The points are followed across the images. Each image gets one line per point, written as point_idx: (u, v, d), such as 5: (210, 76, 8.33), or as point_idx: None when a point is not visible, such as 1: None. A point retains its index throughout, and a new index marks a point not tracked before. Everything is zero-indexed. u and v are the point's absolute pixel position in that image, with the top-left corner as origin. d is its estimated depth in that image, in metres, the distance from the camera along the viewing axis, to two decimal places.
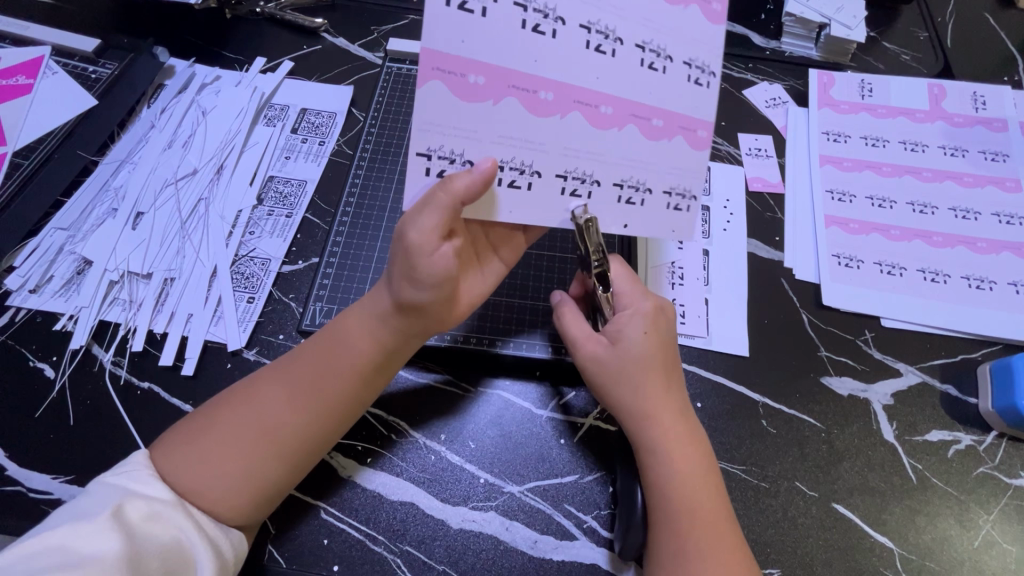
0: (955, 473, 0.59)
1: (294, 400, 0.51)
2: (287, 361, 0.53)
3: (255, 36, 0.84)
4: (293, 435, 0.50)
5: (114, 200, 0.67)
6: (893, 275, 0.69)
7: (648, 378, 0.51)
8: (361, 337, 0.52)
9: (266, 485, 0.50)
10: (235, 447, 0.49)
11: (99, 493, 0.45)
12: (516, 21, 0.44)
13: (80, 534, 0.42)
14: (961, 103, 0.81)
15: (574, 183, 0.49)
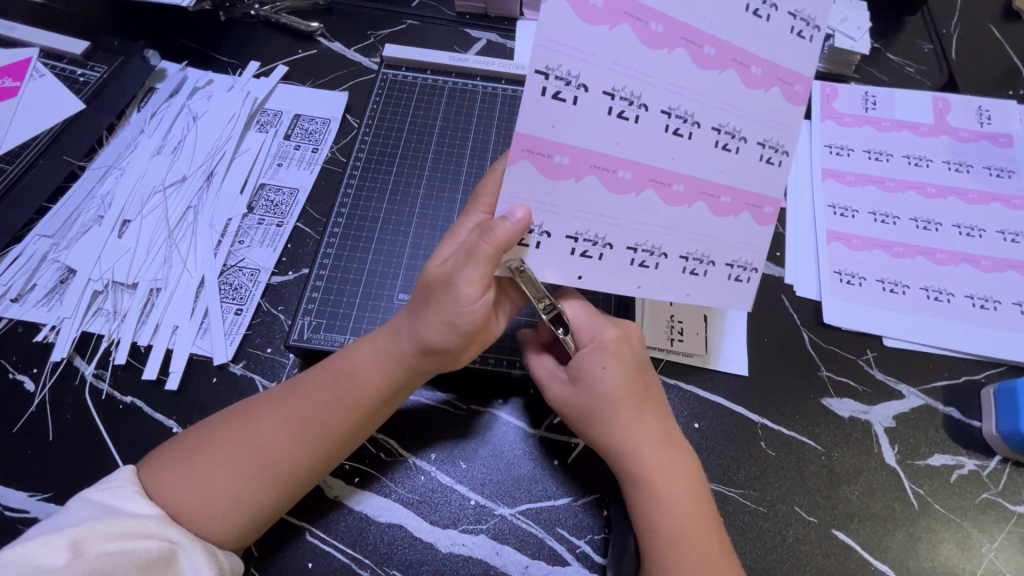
0: (957, 499, 0.58)
1: (295, 423, 0.49)
2: (291, 386, 0.52)
3: (250, 39, 0.82)
4: (291, 460, 0.49)
5: (101, 207, 0.66)
6: (895, 294, 0.68)
7: (618, 412, 0.50)
8: (371, 371, 0.51)
9: (258, 510, 0.48)
10: (227, 471, 0.47)
11: (73, 510, 0.44)
12: (602, 108, 0.42)
13: (51, 549, 0.41)
14: (966, 118, 0.80)
15: (648, 258, 0.47)
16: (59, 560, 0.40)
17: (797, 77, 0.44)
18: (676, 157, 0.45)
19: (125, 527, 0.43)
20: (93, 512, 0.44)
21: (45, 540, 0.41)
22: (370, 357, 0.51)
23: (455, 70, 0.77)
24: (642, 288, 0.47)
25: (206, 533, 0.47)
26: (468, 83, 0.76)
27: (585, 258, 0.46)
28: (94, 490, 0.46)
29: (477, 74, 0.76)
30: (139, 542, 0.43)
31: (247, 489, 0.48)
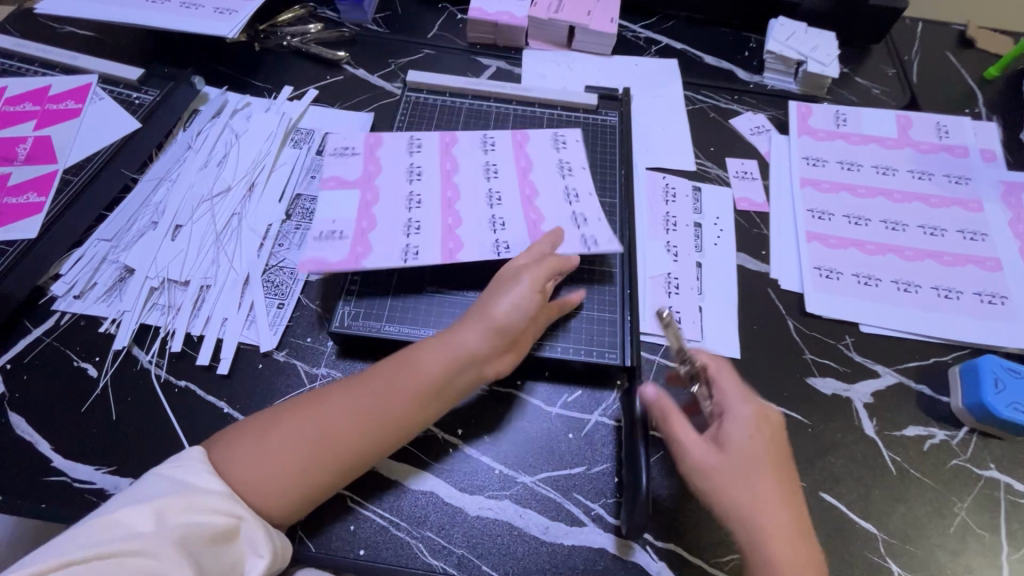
0: (930, 465, 0.64)
1: (360, 411, 0.56)
2: (360, 379, 0.58)
3: (283, 67, 0.91)
4: (350, 445, 0.54)
5: (155, 214, 0.73)
6: (869, 286, 0.76)
7: (744, 456, 0.54)
8: (434, 364, 0.58)
9: (315, 488, 0.53)
10: (295, 451, 0.53)
11: (154, 484, 0.48)
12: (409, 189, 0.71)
13: (137, 517, 0.44)
14: (927, 132, 0.90)
15: (589, 240, 0.67)
16: (146, 527, 0.44)
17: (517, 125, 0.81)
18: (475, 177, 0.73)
19: (202, 502, 0.47)
20: (173, 486, 0.48)
21: (131, 509, 0.45)
22: (427, 353, 0.59)
23: (471, 93, 0.85)
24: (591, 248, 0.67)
25: (267, 510, 0.51)
26: (483, 104, 0.85)
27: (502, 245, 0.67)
28: (171, 465, 0.50)
29: (491, 96, 0.85)
30: (213, 516, 0.47)
31: (309, 469, 0.53)
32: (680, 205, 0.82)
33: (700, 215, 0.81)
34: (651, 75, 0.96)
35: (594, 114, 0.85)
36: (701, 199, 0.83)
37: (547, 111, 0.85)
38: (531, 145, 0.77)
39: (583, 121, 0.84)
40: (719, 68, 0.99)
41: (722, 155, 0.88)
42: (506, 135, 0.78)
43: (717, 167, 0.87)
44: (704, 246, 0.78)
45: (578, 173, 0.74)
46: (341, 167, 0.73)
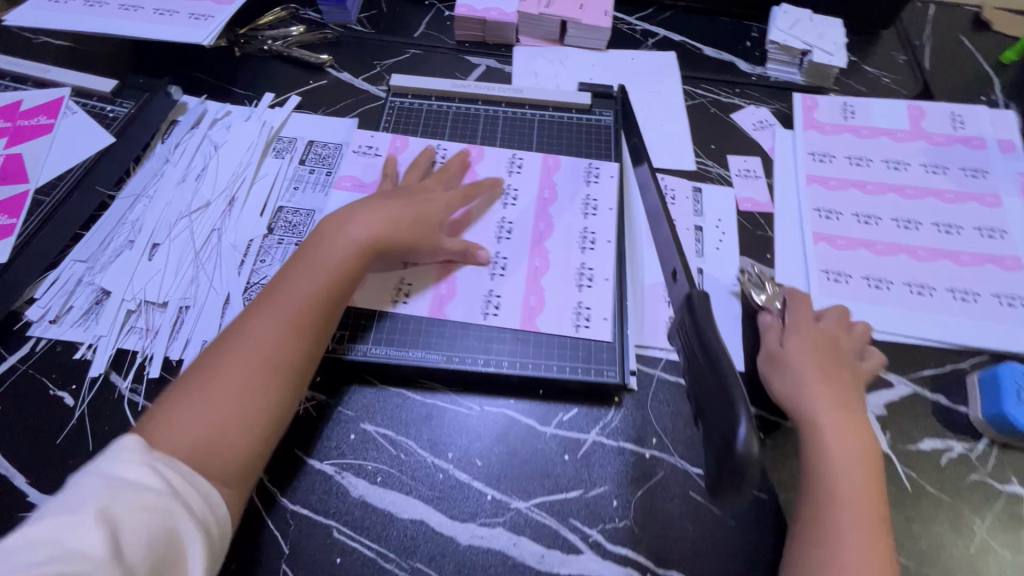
0: (948, 480, 0.61)
1: (276, 323, 0.55)
2: (254, 309, 0.57)
3: (265, 73, 0.88)
4: (291, 352, 0.55)
5: (131, 232, 0.70)
6: (880, 289, 0.72)
7: (840, 408, 0.58)
8: (329, 251, 0.60)
9: (274, 414, 0.53)
10: (235, 386, 0.52)
11: (83, 483, 0.42)
12: (577, 236, 0.71)
13: (68, 524, 0.40)
14: (940, 123, 0.85)
15: (582, 317, 0.65)
16: (77, 537, 0.39)
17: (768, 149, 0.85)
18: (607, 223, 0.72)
19: (140, 505, 0.42)
20: (106, 484, 0.42)
21: (62, 515, 0.40)
22: (319, 268, 0.59)
23: (458, 96, 0.82)
24: (580, 331, 0.65)
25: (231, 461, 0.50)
26: (471, 107, 0.81)
27: (492, 306, 0.66)
28: (102, 455, 0.44)
29: (478, 99, 0.82)
30: (151, 520, 0.42)
31: (245, 390, 0.52)
32: (680, 208, 0.78)
33: (701, 217, 0.77)
34: (648, 70, 0.92)
35: (587, 114, 0.81)
36: (701, 200, 0.79)
37: (538, 113, 0.81)
38: (560, 174, 0.75)
39: (576, 122, 0.81)
40: (720, 60, 0.94)
41: (723, 152, 0.84)
42: (538, 157, 0.77)
43: (718, 165, 0.83)
44: (706, 251, 0.74)
45: (603, 214, 0.72)
46: (361, 167, 0.75)
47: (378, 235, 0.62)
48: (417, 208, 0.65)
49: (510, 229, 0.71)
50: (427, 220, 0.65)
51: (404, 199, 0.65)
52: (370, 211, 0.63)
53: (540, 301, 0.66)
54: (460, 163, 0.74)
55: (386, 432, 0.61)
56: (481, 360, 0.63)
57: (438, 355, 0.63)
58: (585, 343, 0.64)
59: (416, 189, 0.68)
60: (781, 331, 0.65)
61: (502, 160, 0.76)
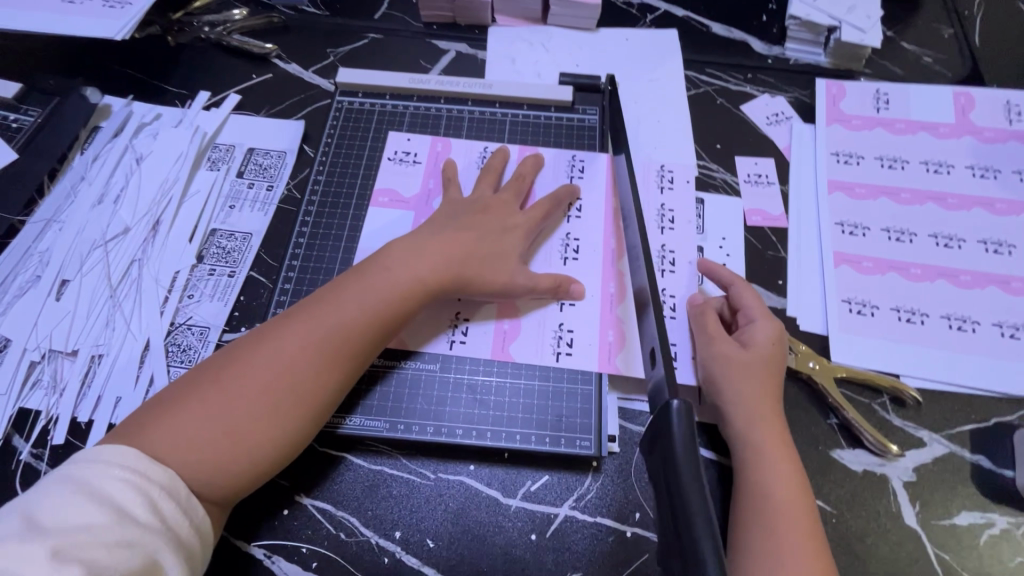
0: (988, 564, 0.51)
1: (298, 348, 0.48)
2: (279, 325, 0.50)
3: (201, 67, 0.76)
4: (313, 384, 0.48)
5: (38, 266, 0.61)
6: (913, 324, 0.60)
7: (766, 437, 0.49)
8: (376, 278, 0.53)
9: (276, 448, 0.46)
10: (238, 407, 0.45)
11: (60, 502, 0.38)
12: (558, 244, 0.61)
13: (31, 556, 0.35)
14: (992, 115, 0.72)
15: (563, 344, 0.57)
16: (36, 575, 0.34)
17: (783, 149, 0.72)
18: (592, 229, 0.62)
19: (113, 539, 0.37)
20: (80, 507, 0.37)
21: (23, 547, 0.35)
22: (364, 295, 0.51)
23: (418, 93, 0.70)
24: (560, 360, 0.56)
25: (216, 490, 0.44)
26: (432, 106, 0.70)
27: (564, 343, 0.57)
28: (95, 463, 0.40)
29: (441, 96, 0.70)
30: (125, 557, 0.37)
31: (241, 416, 0.45)
32: (680, 234, 0.64)
33: (702, 236, 0.65)
34: (644, 54, 0.79)
35: (569, 112, 0.69)
36: (702, 214, 0.67)
37: (511, 112, 0.69)
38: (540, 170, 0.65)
39: (556, 122, 0.69)
40: (730, 39, 0.80)
41: (731, 153, 0.71)
42: (511, 152, 0.66)
43: (723, 170, 0.70)
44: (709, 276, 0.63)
45: (588, 217, 0.63)
46: (398, 178, 0.65)
47: (437, 268, 0.54)
48: (485, 233, 0.57)
49: (578, 248, 0.61)
50: (495, 253, 0.56)
51: (468, 223, 0.57)
52: (443, 241, 0.55)
53: (514, 325, 0.58)
54: (532, 165, 0.64)
55: (323, 507, 0.52)
56: (431, 428, 0.54)
57: (381, 420, 0.54)
58: (566, 374, 0.56)
59: (482, 205, 0.59)
60: (725, 340, 0.54)
61: (471, 157, 0.66)
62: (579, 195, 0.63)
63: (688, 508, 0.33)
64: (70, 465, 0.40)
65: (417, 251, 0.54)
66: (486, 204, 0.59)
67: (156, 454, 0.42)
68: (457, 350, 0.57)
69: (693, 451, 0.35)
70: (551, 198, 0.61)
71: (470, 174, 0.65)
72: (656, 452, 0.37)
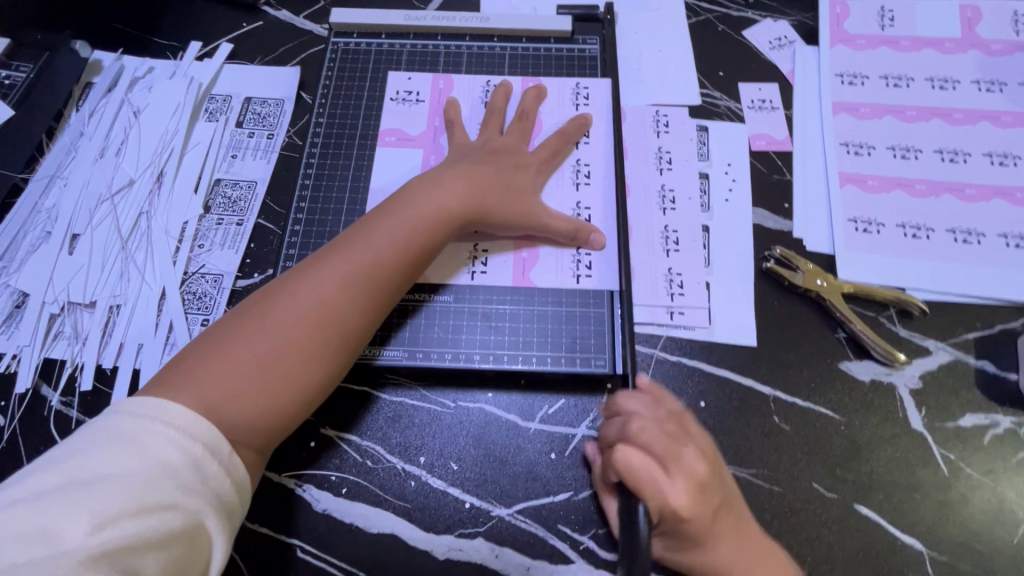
0: (991, 460, 0.53)
1: (331, 284, 0.49)
2: (309, 265, 0.50)
3: (189, 16, 0.74)
4: (348, 318, 0.49)
5: (47, 222, 0.61)
6: (918, 239, 0.61)
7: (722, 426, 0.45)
8: (399, 212, 0.53)
9: (319, 381, 0.47)
10: (279, 345, 0.46)
11: (104, 457, 0.38)
12: (570, 170, 0.61)
13: (72, 515, 0.35)
14: (1000, 26, 0.70)
15: (582, 266, 0.58)
16: (77, 534, 0.35)
17: (787, 73, 0.71)
18: (602, 154, 0.62)
19: (152, 501, 0.37)
20: (122, 466, 0.38)
21: (67, 503, 0.36)
22: (388, 233, 0.51)
23: (412, 31, 0.69)
24: (580, 283, 0.57)
25: (265, 422, 0.45)
26: (429, 44, 0.68)
27: (583, 267, 0.58)
28: (135, 419, 0.40)
29: (437, 33, 0.69)
30: (165, 519, 0.37)
31: (281, 361, 0.46)
32: (688, 153, 0.65)
33: (707, 163, 0.65)
34: None
35: (569, 44, 0.68)
36: (706, 142, 0.66)
37: (509, 46, 0.68)
38: (547, 101, 0.64)
39: (556, 54, 0.67)
40: None
41: (734, 80, 0.70)
42: (514, 86, 0.65)
43: (726, 97, 0.69)
44: (712, 202, 0.63)
45: (598, 142, 0.62)
46: (401, 118, 0.64)
47: (448, 204, 0.54)
48: (499, 170, 0.57)
49: (589, 172, 0.61)
50: (506, 186, 0.56)
51: (480, 159, 0.57)
52: (453, 178, 0.55)
53: (533, 253, 0.58)
54: (534, 98, 0.63)
55: (349, 435, 0.54)
56: (449, 355, 0.55)
57: (401, 351, 0.56)
58: (582, 297, 0.57)
59: (490, 146, 0.59)
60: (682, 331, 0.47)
61: (474, 91, 0.65)
62: (587, 122, 0.62)
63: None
64: (111, 420, 0.40)
65: (430, 187, 0.54)
66: (495, 145, 0.59)
67: (200, 404, 0.43)
68: (469, 288, 0.58)
69: None
70: (559, 132, 0.61)
71: (475, 110, 0.64)
72: None
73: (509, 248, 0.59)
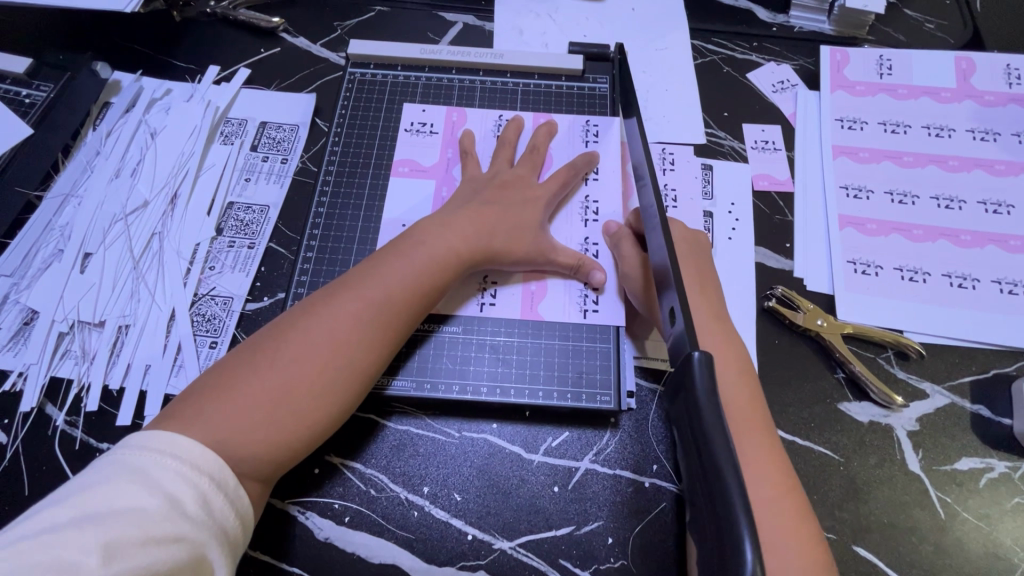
0: (987, 505, 0.54)
1: (344, 319, 0.50)
2: (322, 299, 0.51)
3: (208, 41, 0.76)
4: (360, 354, 0.49)
5: (60, 240, 0.62)
6: (915, 282, 0.63)
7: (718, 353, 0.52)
8: (413, 250, 0.54)
9: (326, 417, 0.48)
10: (290, 380, 0.47)
11: (114, 490, 0.38)
12: (579, 206, 0.63)
13: (83, 545, 0.35)
14: (993, 78, 0.73)
15: (590, 300, 0.59)
16: (89, 565, 0.35)
17: (789, 116, 0.73)
18: (610, 191, 0.63)
19: (163, 532, 0.37)
20: (132, 498, 0.38)
21: (79, 534, 0.36)
22: (400, 270, 0.52)
23: (428, 64, 0.71)
24: (587, 316, 0.58)
25: (272, 457, 0.46)
26: (443, 76, 0.70)
27: (590, 301, 0.59)
28: (145, 453, 0.41)
29: (452, 67, 0.71)
30: (173, 551, 0.38)
31: (291, 397, 0.46)
32: (693, 191, 0.67)
33: (712, 201, 0.67)
34: (651, 24, 0.79)
35: (580, 81, 0.70)
36: (711, 181, 0.68)
37: (522, 82, 0.70)
38: (557, 137, 0.66)
39: (567, 91, 0.69)
40: (736, 8, 0.81)
41: (738, 121, 0.72)
42: (525, 121, 0.67)
43: (730, 137, 0.71)
44: (716, 240, 0.65)
45: (606, 179, 0.64)
46: (416, 148, 0.66)
47: (460, 242, 0.55)
48: (509, 204, 0.58)
49: (597, 209, 0.62)
50: (517, 220, 0.58)
51: (492, 194, 0.59)
52: (465, 215, 0.57)
53: (541, 286, 0.59)
54: (546, 134, 0.64)
55: (355, 464, 0.54)
56: (456, 386, 0.56)
57: (408, 380, 0.56)
58: (589, 331, 0.58)
59: (501, 180, 0.60)
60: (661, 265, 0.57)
61: (486, 125, 0.67)
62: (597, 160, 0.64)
63: (708, 436, 0.35)
64: (120, 456, 0.41)
65: (443, 225, 0.56)
66: (506, 178, 0.60)
67: (211, 439, 0.43)
68: (478, 318, 0.58)
69: (713, 396, 0.37)
70: (568, 166, 0.62)
71: (487, 143, 0.66)
72: (679, 401, 0.38)
73: (518, 280, 0.60)
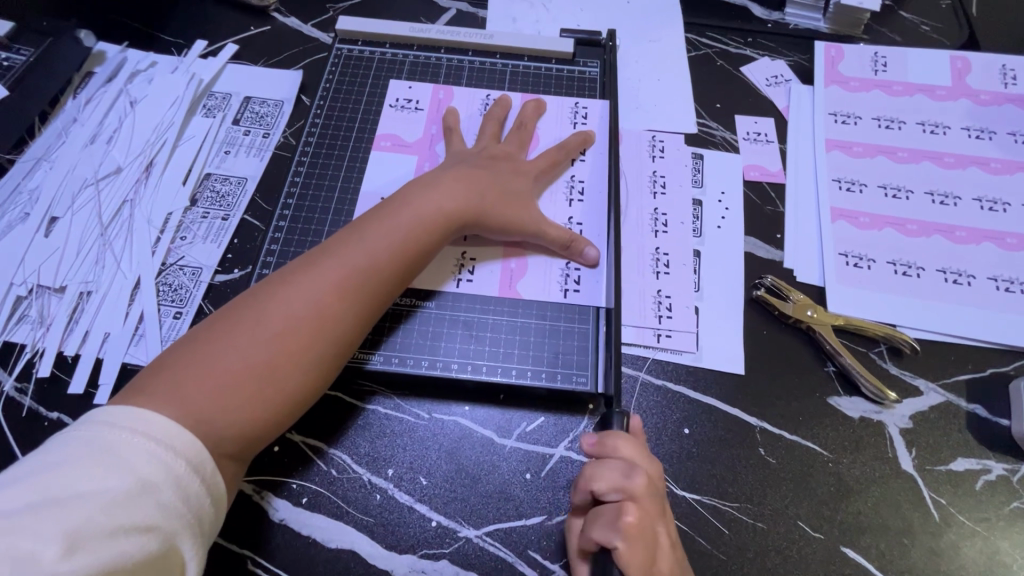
0: (985, 509, 0.51)
1: (322, 286, 0.47)
2: (298, 268, 0.49)
3: (198, 16, 0.75)
4: (340, 321, 0.47)
5: (27, 204, 0.60)
6: (909, 277, 0.61)
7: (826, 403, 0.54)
8: (394, 218, 0.52)
9: (304, 386, 0.46)
10: (263, 350, 0.44)
11: (80, 472, 0.35)
12: (563, 185, 0.61)
13: (42, 533, 0.33)
14: (988, 78, 0.72)
15: (570, 281, 0.57)
16: (47, 557, 0.32)
17: (782, 109, 0.72)
18: (596, 171, 0.62)
19: (132, 522, 0.35)
20: (100, 482, 0.35)
21: (37, 521, 0.33)
22: (381, 238, 0.50)
23: (417, 43, 0.70)
24: (567, 296, 0.56)
25: (246, 429, 0.43)
26: (432, 56, 0.69)
27: (570, 281, 0.57)
28: (115, 429, 0.38)
29: (441, 46, 0.70)
30: (143, 543, 0.35)
31: (266, 367, 0.44)
32: (681, 178, 0.65)
33: (701, 189, 0.65)
34: (645, 17, 0.78)
35: (571, 65, 0.69)
36: (700, 170, 0.66)
37: (511, 63, 0.69)
38: (544, 117, 0.64)
39: (557, 75, 0.68)
40: (731, 5, 0.80)
41: (731, 112, 0.71)
42: (513, 101, 0.65)
43: (722, 128, 0.70)
44: (705, 229, 0.63)
45: (593, 160, 0.62)
46: (399, 124, 0.64)
47: (443, 213, 0.53)
48: (496, 176, 0.57)
49: (582, 189, 0.61)
50: (503, 192, 0.56)
51: (479, 164, 0.57)
52: (449, 184, 0.55)
53: (521, 263, 0.57)
54: (533, 110, 0.64)
55: (317, 443, 0.51)
56: (426, 361, 0.53)
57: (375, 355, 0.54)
58: (567, 312, 0.56)
59: (489, 153, 0.59)
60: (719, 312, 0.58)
61: (474, 103, 0.65)
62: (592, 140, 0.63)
63: None
64: (89, 430, 0.38)
65: (426, 193, 0.54)
66: (493, 151, 0.59)
67: (179, 412, 0.41)
68: (451, 296, 0.56)
69: None
70: (559, 146, 0.61)
71: (473, 122, 0.64)
72: None
73: (495, 255, 0.58)
